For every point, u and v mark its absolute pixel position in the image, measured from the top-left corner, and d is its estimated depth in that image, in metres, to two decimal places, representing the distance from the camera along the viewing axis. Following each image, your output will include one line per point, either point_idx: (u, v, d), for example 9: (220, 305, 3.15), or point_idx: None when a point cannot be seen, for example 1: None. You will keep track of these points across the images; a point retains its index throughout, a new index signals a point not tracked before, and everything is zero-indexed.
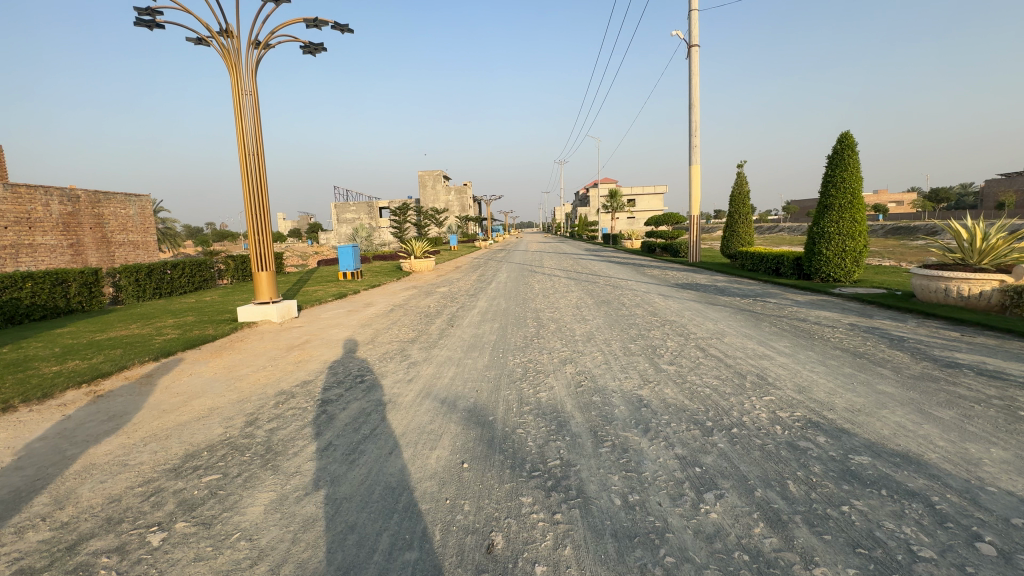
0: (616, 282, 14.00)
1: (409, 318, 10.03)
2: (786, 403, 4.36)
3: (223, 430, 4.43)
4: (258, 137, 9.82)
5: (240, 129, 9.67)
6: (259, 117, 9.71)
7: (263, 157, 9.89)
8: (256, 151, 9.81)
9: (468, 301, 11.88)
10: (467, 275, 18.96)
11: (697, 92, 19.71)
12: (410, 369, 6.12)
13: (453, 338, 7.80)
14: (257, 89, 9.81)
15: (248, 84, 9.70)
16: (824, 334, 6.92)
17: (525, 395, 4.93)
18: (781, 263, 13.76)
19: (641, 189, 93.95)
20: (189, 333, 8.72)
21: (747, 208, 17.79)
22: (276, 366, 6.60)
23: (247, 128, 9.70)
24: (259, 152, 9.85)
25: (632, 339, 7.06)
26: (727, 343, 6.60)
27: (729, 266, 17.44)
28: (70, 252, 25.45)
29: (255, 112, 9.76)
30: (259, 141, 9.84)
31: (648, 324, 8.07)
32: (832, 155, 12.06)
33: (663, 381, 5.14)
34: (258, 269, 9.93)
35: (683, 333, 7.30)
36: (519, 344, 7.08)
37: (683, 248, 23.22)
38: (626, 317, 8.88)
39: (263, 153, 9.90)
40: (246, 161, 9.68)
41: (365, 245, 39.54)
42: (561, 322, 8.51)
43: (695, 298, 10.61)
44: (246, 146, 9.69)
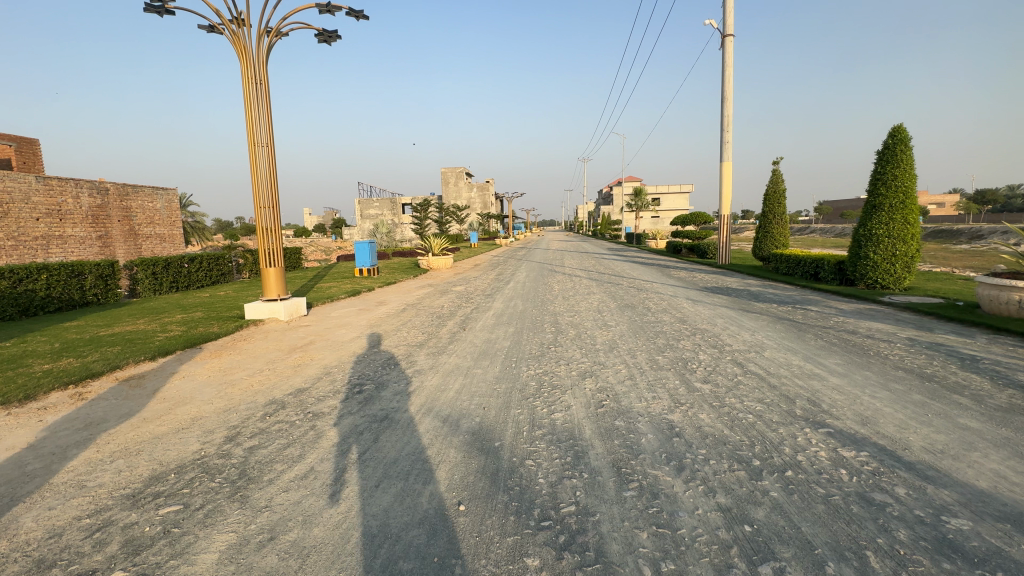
0: (640, 284, 13.23)
1: (420, 320, 9.55)
2: (850, 440, 3.65)
3: (199, 446, 3.98)
4: (269, 127, 9.46)
5: (251, 120, 9.32)
6: (270, 107, 9.36)
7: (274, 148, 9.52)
8: (267, 142, 9.44)
9: (484, 302, 11.33)
10: (485, 274, 18.46)
11: (730, 85, 18.69)
12: (414, 379, 5.59)
13: (465, 343, 7.25)
14: (268, 77, 9.42)
15: (259, 71, 9.32)
16: (881, 351, 6.11)
17: (537, 415, 4.34)
18: (821, 268, 12.79)
19: (666, 188, 92.00)
20: (193, 330, 8.42)
21: (782, 207, 16.75)
22: (273, 371, 6.16)
23: (257, 118, 9.35)
24: (269, 142, 9.48)
25: (659, 350, 6.39)
26: (768, 358, 5.87)
27: (761, 269, 16.46)
28: (99, 244, 26.02)
29: (266, 101, 9.39)
30: (270, 131, 9.47)
31: (676, 333, 7.36)
32: (883, 150, 11.09)
33: (697, 404, 4.47)
34: (266, 264, 9.57)
35: (717, 345, 6.58)
36: (535, 352, 6.49)
37: (712, 248, 22.19)
38: (652, 323, 8.19)
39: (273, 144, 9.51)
40: (256, 153, 9.34)
41: (386, 240, 39.55)
42: (582, 328, 7.88)
43: (728, 304, 9.82)
44: (256, 138, 9.34)
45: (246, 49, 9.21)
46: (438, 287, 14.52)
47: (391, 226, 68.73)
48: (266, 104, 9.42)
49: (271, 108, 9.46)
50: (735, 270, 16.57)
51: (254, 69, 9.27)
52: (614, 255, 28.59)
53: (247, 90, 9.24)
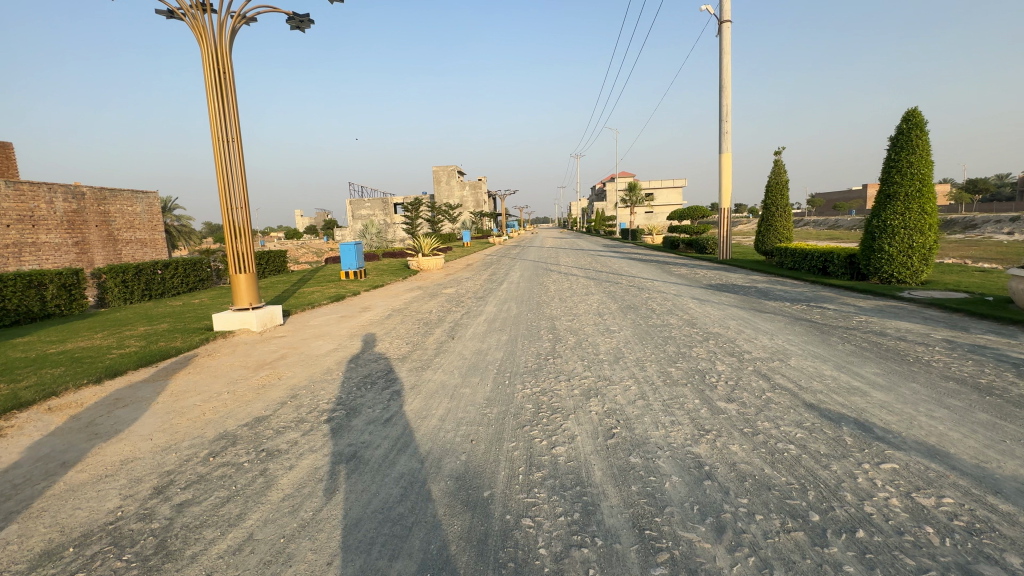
0: (641, 283, 12.50)
1: (405, 327, 8.78)
2: (924, 480, 2.94)
3: (118, 503, 3.20)
4: (235, 121, 8.69)
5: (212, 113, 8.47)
6: (234, 97, 8.61)
7: (241, 143, 8.75)
8: (233, 137, 8.66)
9: (475, 306, 10.56)
10: (478, 274, 17.70)
11: (728, 73, 17.99)
12: (392, 402, 4.83)
13: (453, 356, 6.48)
14: (231, 63, 8.64)
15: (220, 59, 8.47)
16: (920, 356, 5.43)
17: (536, 451, 3.59)
18: (830, 261, 12.14)
19: (660, 183, 91.50)
20: (153, 345, 7.60)
21: (785, 199, 16.10)
22: (232, 394, 5.38)
23: (221, 108, 8.53)
24: (235, 136, 8.70)
25: (671, 361, 5.67)
26: (796, 369, 5.15)
27: (765, 264, 15.83)
28: (76, 250, 24.97)
29: (228, 91, 8.57)
30: (235, 123, 8.70)
31: (687, 339, 6.64)
32: (896, 135, 10.45)
33: (726, 432, 3.74)
34: (235, 267, 8.74)
35: (736, 353, 5.86)
36: (531, 366, 5.74)
37: (711, 243, 21.51)
38: (658, 328, 7.48)
39: (237, 138, 8.71)
40: (221, 149, 8.53)
41: (377, 241, 38.69)
42: (582, 335, 7.15)
43: (737, 304, 9.12)
44: (220, 131, 8.51)
45: (207, 34, 8.37)
46: (428, 290, 13.74)
47: (383, 226, 67.76)
48: (229, 95, 8.60)
49: (236, 100, 8.66)
50: (738, 266, 15.91)
51: (214, 56, 8.41)
52: (610, 252, 27.78)
53: (209, 79, 8.40)
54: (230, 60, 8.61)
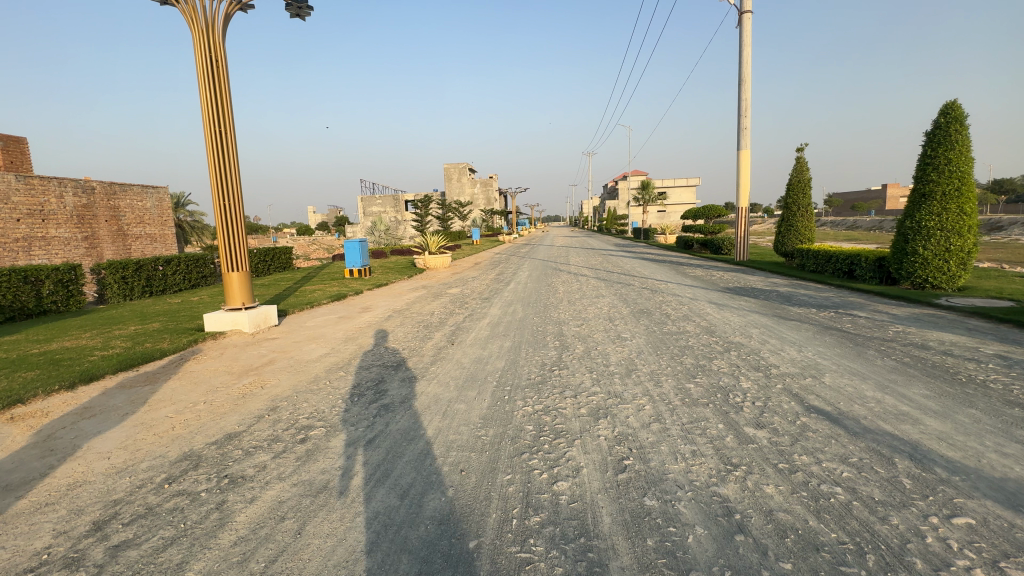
0: (655, 286, 11.90)
1: (404, 330, 8.31)
2: (1011, 543, 2.38)
3: (47, 543, 2.76)
4: (235, 163, 8.39)
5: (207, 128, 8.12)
6: (233, 142, 8.29)
7: (241, 190, 8.46)
8: (233, 184, 8.36)
9: (479, 308, 10.04)
10: (485, 274, 17.25)
11: (748, 66, 17.23)
12: (378, 418, 4.36)
13: (450, 364, 5.98)
14: (230, 106, 8.30)
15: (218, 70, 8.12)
16: (974, 375, 4.79)
17: (534, 486, 3.08)
18: (857, 264, 11.43)
19: (673, 181, 90.18)
20: (139, 347, 7.23)
21: (807, 198, 15.36)
22: (208, 404, 4.96)
23: (220, 153, 8.20)
24: (234, 182, 8.39)
25: (689, 375, 5.11)
26: (834, 389, 4.57)
27: (784, 266, 15.11)
28: (85, 245, 24.99)
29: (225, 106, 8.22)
30: (235, 169, 8.39)
31: (707, 349, 6.08)
32: (932, 130, 9.73)
33: (758, 467, 3.20)
34: (227, 266, 8.36)
35: (763, 367, 5.28)
36: (534, 378, 5.21)
37: (728, 243, 20.80)
38: (674, 336, 6.91)
39: (234, 154, 8.36)
40: (221, 196, 8.24)
41: (385, 238, 38.42)
42: (592, 342, 6.61)
43: (759, 310, 8.49)
44: (219, 178, 8.20)
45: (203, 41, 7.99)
46: (432, 290, 13.31)
47: (393, 223, 67.65)
48: (226, 110, 8.24)
49: (233, 115, 8.32)
50: (756, 268, 15.21)
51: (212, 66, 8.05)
52: (622, 251, 27.10)
53: (208, 125, 8.10)
54: (227, 72, 8.26)
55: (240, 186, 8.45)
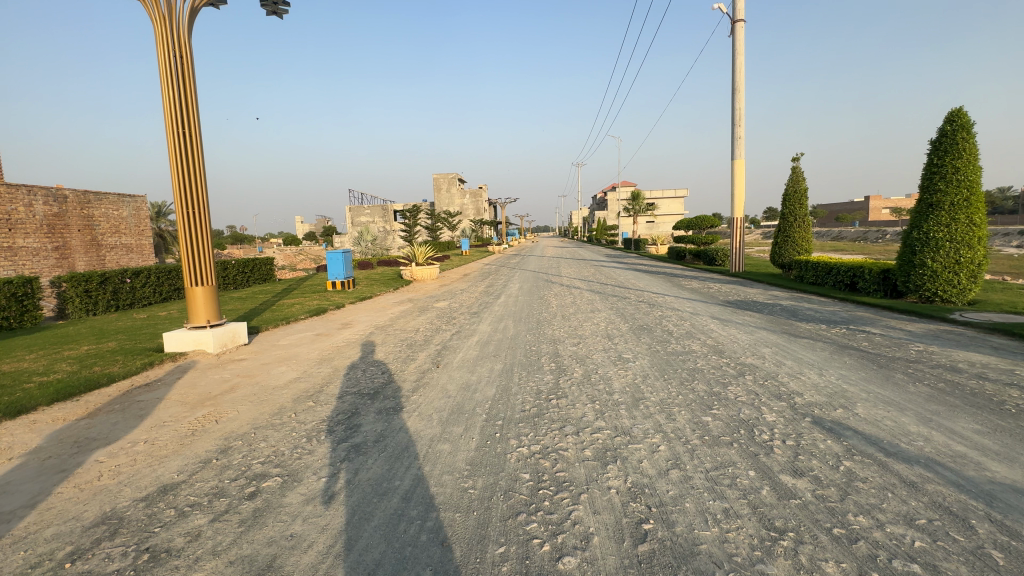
0: (652, 299, 11.38)
1: (385, 350, 7.64)
2: None
3: None
4: (197, 142, 7.66)
5: (170, 135, 7.44)
6: (195, 119, 7.58)
7: (203, 173, 7.72)
8: (194, 166, 7.61)
9: (467, 324, 9.39)
10: (474, 286, 16.62)
11: (741, 75, 17.02)
12: (345, 463, 3.68)
13: (434, 391, 5.33)
14: (192, 80, 7.60)
15: (189, 131, 7.55)
16: (1023, 404, 4.26)
17: (534, 565, 2.44)
18: (860, 277, 11.04)
19: (663, 193, 90.73)
20: (85, 370, 6.46)
21: (804, 208, 15.03)
22: (149, 445, 4.24)
23: (181, 130, 7.48)
24: (196, 163, 7.63)
25: (704, 405, 4.51)
26: (872, 423, 4.00)
27: (782, 278, 14.72)
28: (56, 255, 23.88)
29: (198, 172, 7.65)
30: (197, 148, 7.65)
31: (719, 373, 5.51)
32: (938, 138, 9.41)
33: (808, 533, 2.60)
34: (190, 279, 7.61)
35: (784, 395, 4.72)
36: (528, 409, 4.58)
37: (722, 254, 20.46)
38: (681, 356, 6.35)
39: (200, 149, 7.69)
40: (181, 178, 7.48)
41: (372, 248, 37.65)
42: (591, 365, 6.00)
43: (767, 326, 7.97)
44: (179, 159, 7.46)
45: (167, 39, 7.36)
46: (419, 304, 12.63)
47: (382, 234, 66.82)
48: (198, 176, 7.66)
49: (198, 103, 7.66)
50: (754, 280, 14.79)
51: (183, 126, 7.47)
52: (613, 263, 26.69)
53: (167, 97, 7.39)
54: (192, 67, 7.63)
55: (202, 167, 7.71)
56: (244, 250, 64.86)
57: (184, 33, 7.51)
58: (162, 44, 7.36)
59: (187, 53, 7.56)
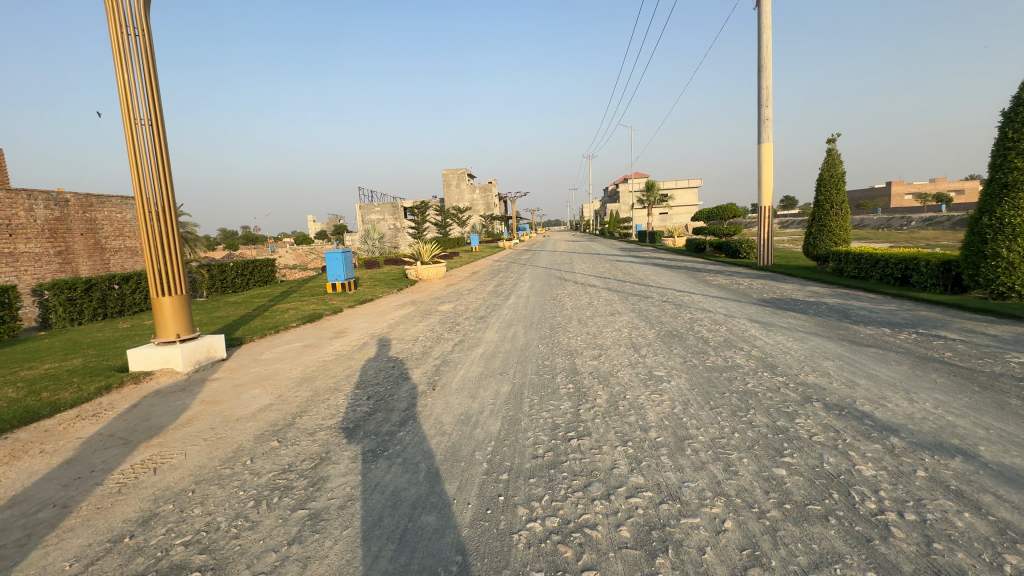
0: (677, 299, 10.26)
1: (377, 364, 6.68)
2: None
3: None
4: (159, 131, 6.73)
5: (127, 124, 6.55)
6: (156, 105, 6.67)
7: (167, 167, 6.78)
8: (156, 159, 6.68)
9: (472, 332, 8.39)
10: (482, 285, 15.67)
11: (768, 52, 15.69)
12: (293, 547, 2.71)
13: (426, 424, 4.37)
14: (151, 62, 6.71)
15: (157, 156, 6.69)
16: None
17: None
18: (914, 269, 9.80)
19: (676, 184, 88.66)
20: (31, 397, 5.63)
21: (841, 194, 13.70)
22: (59, 510, 3.34)
23: (140, 119, 6.59)
24: (158, 155, 6.70)
25: (772, 450, 3.44)
26: (1016, 481, 2.89)
27: (817, 272, 13.46)
28: (58, 260, 23.39)
29: (168, 200, 6.73)
30: (159, 139, 6.72)
31: (778, 398, 4.43)
32: (1014, 107, 8.11)
33: None
34: (156, 289, 6.66)
35: (875, 434, 3.62)
36: (542, 456, 3.58)
37: (746, 246, 19.19)
38: (724, 373, 5.28)
39: (162, 139, 6.76)
40: (140, 173, 6.56)
41: (380, 247, 36.95)
42: (617, 387, 4.99)
43: (819, 331, 6.83)
44: (137, 151, 6.55)
45: (120, 14, 6.46)
46: (421, 307, 11.71)
47: (392, 232, 66.23)
48: (169, 205, 6.76)
49: (158, 88, 6.76)
50: (787, 274, 13.55)
51: (149, 150, 6.61)
52: (629, 257, 25.51)
53: (122, 81, 6.51)
54: (150, 47, 6.73)
55: (165, 160, 6.77)
56: (255, 250, 64.80)
57: (147, 45, 6.68)
58: (118, 44, 6.48)
59: (151, 70, 6.73)
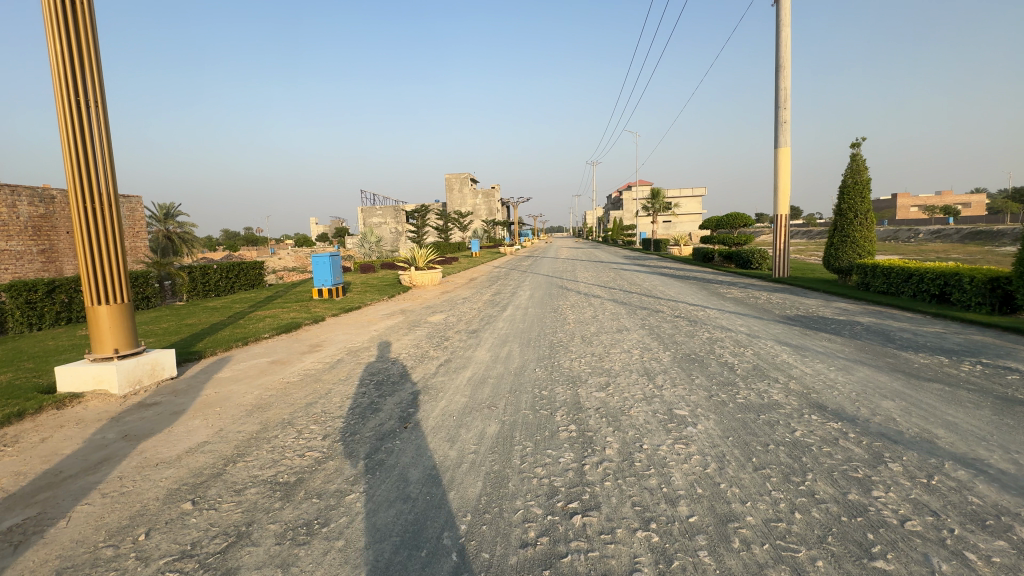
0: (691, 314, 9.28)
1: (347, 388, 5.71)
2: None
3: None
4: (99, 115, 5.81)
5: (60, 102, 5.56)
6: (97, 84, 5.77)
7: (110, 157, 5.90)
8: (96, 147, 5.78)
9: (461, 349, 7.41)
10: (478, 294, 14.72)
11: (787, 50, 14.80)
12: None
13: (386, 481, 3.39)
14: (91, 34, 5.75)
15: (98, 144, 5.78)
16: None
17: None
18: (954, 286, 8.82)
19: (681, 192, 87.83)
20: None
21: (865, 203, 12.74)
22: None
23: (77, 98, 5.64)
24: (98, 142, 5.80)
25: (855, 548, 2.47)
26: None
27: (840, 286, 12.50)
28: (42, 259, 22.43)
29: (111, 195, 5.86)
30: (101, 125, 5.82)
31: (840, 457, 3.44)
32: None
33: None
34: (92, 299, 5.72)
35: (993, 521, 2.63)
36: (534, 545, 2.60)
37: (759, 256, 18.24)
38: (762, 414, 4.27)
39: (103, 123, 5.85)
40: (77, 163, 5.63)
41: (378, 251, 36.06)
42: (630, 431, 4.02)
43: (864, 359, 5.83)
44: (73, 136, 5.60)
45: None
46: (410, 317, 10.75)
47: (392, 235, 65.42)
48: (110, 200, 5.86)
49: (99, 63, 5.83)
50: (807, 288, 12.56)
51: (89, 136, 5.71)
52: (633, 265, 24.53)
53: (54, 52, 5.53)
54: (89, 15, 5.77)
55: (107, 148, 5.88)
56: (254, 252, 64.02)
57: (87, 13, 5.73)
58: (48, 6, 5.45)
59: (89, 40, 5.75)
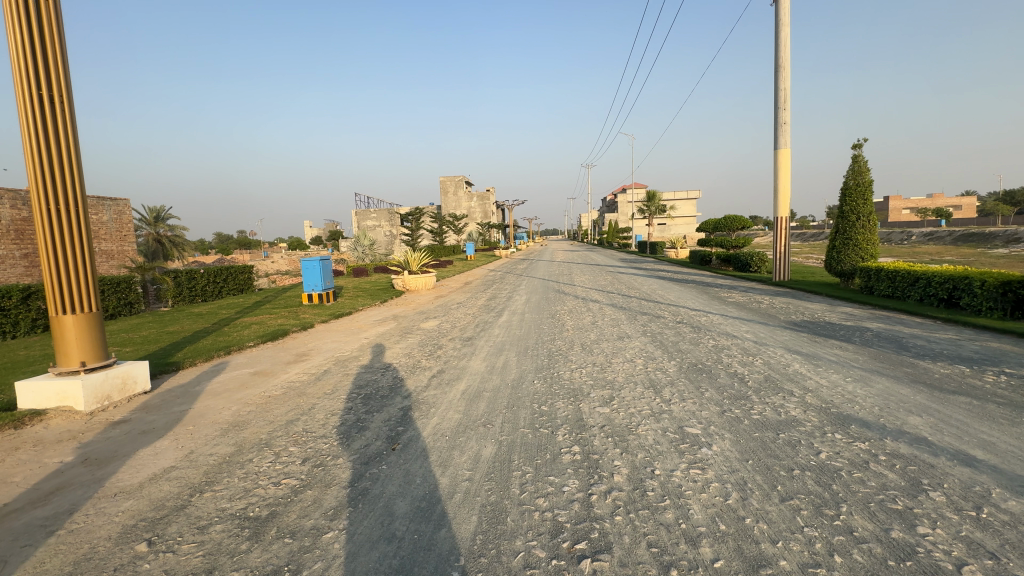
0: (694, 320, 8.97)
1: (331, 403, 5.31)
2: None
3: None
4: (63, 110, 5.40)
5: (19, 96, 5.15)
6: (60, 77, 5.37)
7: (75, 155, 5.49)
8: (60, 144, 5.37)
9: (455, 358, 7.04)
10: (473, 298, 14.36)
11: (787, 51, 14.58)
12: None
13: (369, 516, 3.01)
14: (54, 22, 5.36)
15: (62, 140, 5.37)
16: None
17: None
18: (964, 290, 8.57)
19: (676, 195, 87.94)
20: None
21: (867, 205, 12.52)
22: None
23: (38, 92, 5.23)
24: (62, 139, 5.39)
25: None
26: None
27: (843, 289, 12.25)
28: (25, 263, 21.85)
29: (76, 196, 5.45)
30: (66, 121, 5.41)
31: (874, 484, 3.10)
32: None
33: None
34: (56, 308, 5.30)
35: None
36: None
37: (758, 259, 18.00)
38: (782, 433, 3.93)
39: (67, 118, 5.44)
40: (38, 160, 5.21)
41: (372, 254, 35.62)
42: (640, 454, 3.66)
43: (882, 369, 5.51)
44: (33, 132, 5.18)
45: None
46: (403, 323, 10.37)
47: (386, 239, 64.91)
48: (75, 201, 5.46)
49: (62, 54, 5.43)
50: (810, 292, 12.29)
51: (52, 132, 5.30)
52: (630, 268, 24.21)
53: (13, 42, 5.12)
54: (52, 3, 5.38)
55: (72, 145, 5.47)
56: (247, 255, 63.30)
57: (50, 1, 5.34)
58: None
59: (51, 29, 5.35)
